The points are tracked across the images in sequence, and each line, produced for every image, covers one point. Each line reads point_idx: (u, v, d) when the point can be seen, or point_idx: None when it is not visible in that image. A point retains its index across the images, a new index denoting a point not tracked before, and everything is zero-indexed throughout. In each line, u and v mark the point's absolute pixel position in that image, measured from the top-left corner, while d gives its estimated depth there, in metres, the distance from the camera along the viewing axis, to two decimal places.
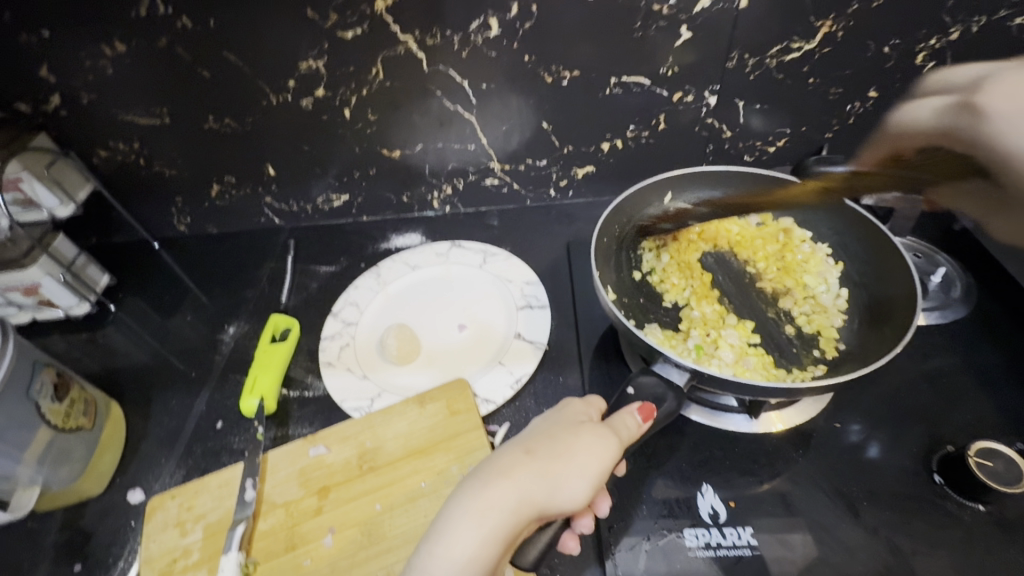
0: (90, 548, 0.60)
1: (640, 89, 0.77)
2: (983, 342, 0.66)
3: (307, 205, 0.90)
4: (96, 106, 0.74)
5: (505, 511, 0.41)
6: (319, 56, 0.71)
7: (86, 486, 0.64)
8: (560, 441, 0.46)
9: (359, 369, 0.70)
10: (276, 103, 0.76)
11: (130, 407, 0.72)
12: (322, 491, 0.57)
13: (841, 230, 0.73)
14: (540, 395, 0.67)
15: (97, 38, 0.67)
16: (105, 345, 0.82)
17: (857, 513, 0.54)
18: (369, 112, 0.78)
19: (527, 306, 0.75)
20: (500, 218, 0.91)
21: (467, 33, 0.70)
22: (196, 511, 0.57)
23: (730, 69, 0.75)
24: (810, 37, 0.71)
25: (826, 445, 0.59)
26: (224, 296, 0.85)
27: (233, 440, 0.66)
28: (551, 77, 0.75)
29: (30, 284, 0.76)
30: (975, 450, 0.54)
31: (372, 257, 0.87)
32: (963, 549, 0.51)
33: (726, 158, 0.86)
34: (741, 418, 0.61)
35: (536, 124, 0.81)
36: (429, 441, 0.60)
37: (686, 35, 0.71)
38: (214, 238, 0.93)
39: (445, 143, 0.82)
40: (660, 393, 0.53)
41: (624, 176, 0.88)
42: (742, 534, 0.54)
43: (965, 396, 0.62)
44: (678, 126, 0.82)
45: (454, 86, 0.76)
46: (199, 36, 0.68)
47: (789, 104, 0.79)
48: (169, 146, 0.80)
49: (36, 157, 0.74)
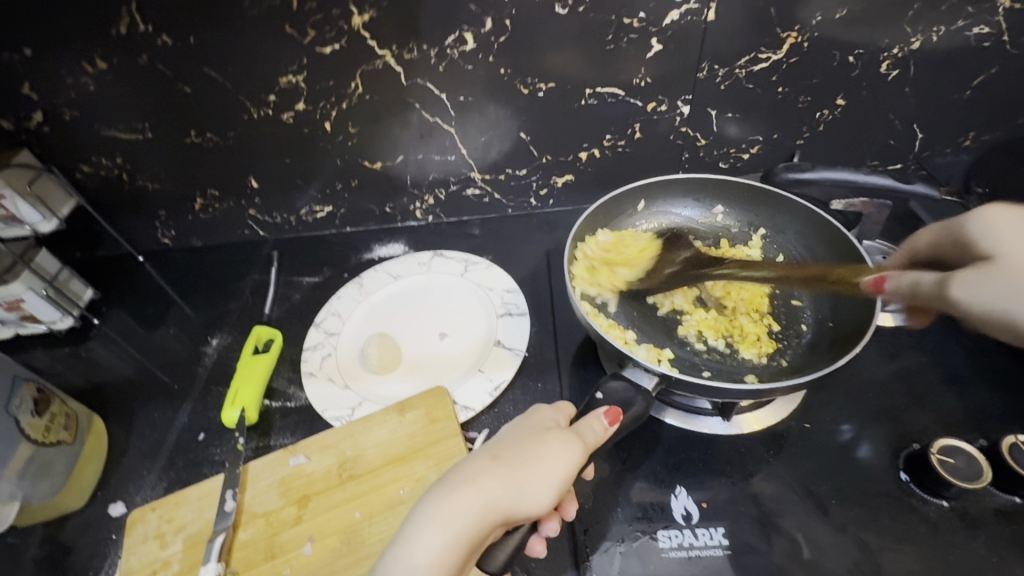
0: (71, 562, 0.60)
1: (615, 99, 0.79)
2: (949, 342, 0.68)
3: (291, 217, 0.90)
4: (78, 122, 0.75)
5: (470, 517, 0.42)
6: (298, 70, 0.73)
7: (68, 500, 0.64)
8: (527, 447, 0.47)
9: (340, 378, 0.71)
10: (256, 117, 0.77)
11: (112, 420, 0.73)
12: (301, 500, 0.58)
13: (808, 237, 0.74)
14: (519, 401, 0.68)
15: (78, 56, 0.68)
16: (88, 359, 0.82)
17: (826, 512, 0.55)
18: (349, 125, 0.79)
19: (506, 314, 0.76)
20: (481, 227, 0.93)
21: (443, 47, 0.72)
22: (176, 523, 0.58)
23: (701, 80, 0.77)
24: (776, 48, 0.73)
25: (798, 445, 0.61)
26: (208, 308, 0.86)
27: (215, 451, 0.67)
28: (528, 89, 0.77)
29: (12, 300, 0.75)
30: (937, 448, 0.56)
31: (356, 267, 0.88)
32: (929, 544, 0.53)
33: (701, 166, 0.88)
34: (716, 421, 0.63)
35: (514, 135, 0.82)
36: (408, 449, 0.60)
37: (657, 47, 0.73)
38: (199, 251, 0.94)
39: (425, 154, 0.84)
40: (629, 397, 0.54)
41: (602, 184, 0.90)
42: (715, 534, 0.55)
43: (932, 395, 0.63)
44: (653, 135, 0.83)
45: (432, 99, 0.77)
46: (179, 53, 0.70)
47: (760, 112, 0.81)
48: (151, 160, 0.80)
49: (18, 173, 0.74)
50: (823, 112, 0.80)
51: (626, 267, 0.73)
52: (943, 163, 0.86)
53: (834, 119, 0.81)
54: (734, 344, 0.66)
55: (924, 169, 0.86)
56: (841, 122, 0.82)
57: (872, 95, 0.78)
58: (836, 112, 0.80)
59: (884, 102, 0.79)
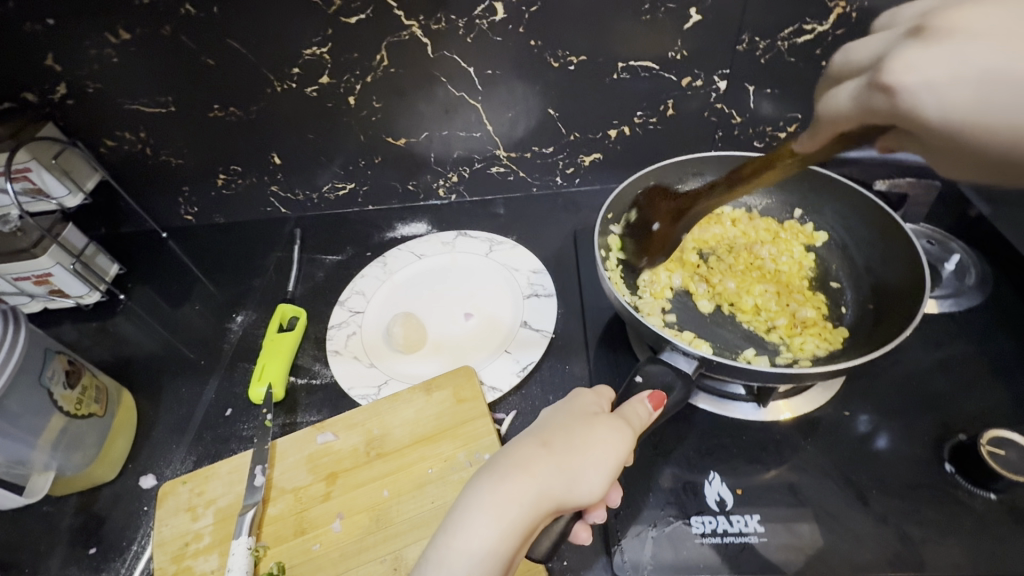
0: (104, 532, 0.61)
1: (648, 74, 0.76)
2: (997, 330, 0.65)
3: (313, 194, 0.89)
4: (101, 95, 0.74)
5: (524, 506, 0.41)
6: (323, 42, 0.71)
7: (100, 471, 0.65)
8: (577, 433, 0.46)
9: (366, 357, 0.70)
10: (280, 91, 0.76)
11: (140, 394, 0.73)
12: (330, 477, 0.58)
13: (847, 217, 0.71)
14: (546, 383, 0.67)
15: (101, 26, 0.67)
16: (116, 333, 0.83)
17: (866, 502, 0.54)
18: (373, 100, 0.77)
19: (533, 295, 0.75)
20: (506, 206, 0.91)
21: (472, 18, 0.69)
22: (206, 496, 0.58)
23: (741, 52, 0.73)
24: (822, 19, 0.69)
25: (836, 434, 0.59)
26: (232, 285, 0.86)
27: (242, 427, 0.67)
28: (558, 63, 0.74)
29: (41, 274, 0.76)
30: (987, 438, 0.54)
31: (378, 246, 0.87)
32: (974, 538, 0.51)
33: (735, 145, 0.85)
34: (748, 406, 0.61)
35: (542, 111, 0.80)
36: (437, 429, 0.60)
37: (695, 18, 0.70)
38: (221, 228, 0.93)
39: (450, 131, 0.82)
40: (669, 381, 0.53)
41: (631, 163, 0.87)
42: (750, 521, 0.53)
43: (979, 385, 0.61)
44: (686, 112, 0.80)
45: (459, 72, 0.75)
46: (202, 22, 0.68)
47: (800, 89, 0.77)
48: (174, 135, 0.80)
49: (43, 147, 0.73)
50: None
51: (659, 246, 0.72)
52: None
53: None
54: (770, 327, 0.64)
55: None
56: None
57: None
58: None
59: None
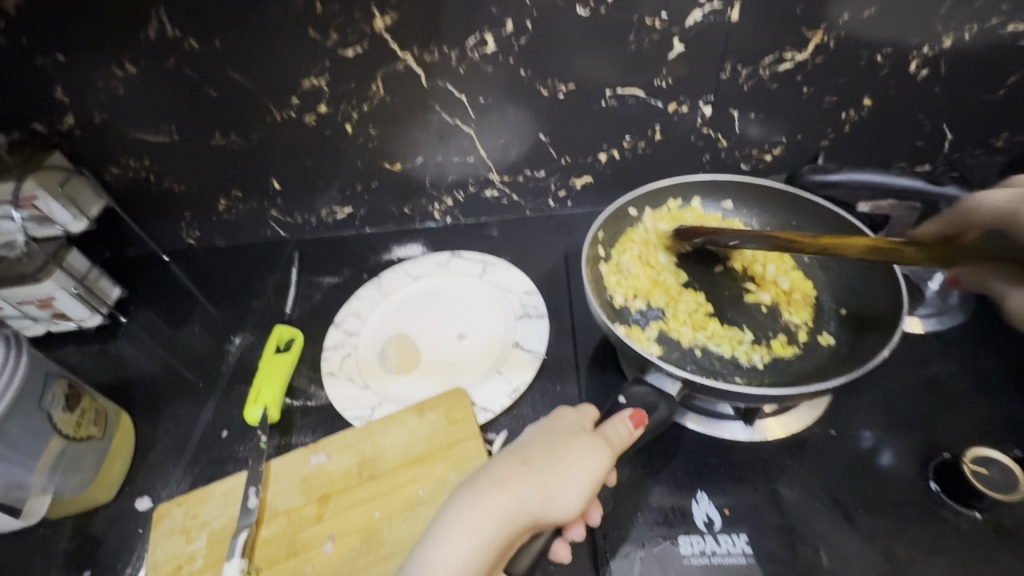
0: (100, 555, 0.62)
1: (635, 100, 0.78)
2: (981, 348, 0.66)
3: (312, 217, 0.92)
4: (108, 125, 0.77)
5: (502, 521, 0.42)
6: (321, 73, 0.74)
7: (96, 494, 0.66)
8: (557, 451, 0.47)
9: (360, 378, 0.72)
10: (279, 119, 0.78)
11: (139, 416, 0.74)
12: (321, 498, 0.58)
13: None
14: (538, 403, 0.68)
15: (108, 60, 0.70)
16: (116, 356, 0.84)
17: (853, 522, 0.54)
18: (370, 127, 0.80)
19: (525, 316, 0.76)
20: (500, 228, 0.93)
21: (464, 49, 0.72)
22: (201, 518, 0.59)
23: (724, 80, 0.76)
24: (802, 47, 0.72)
25: (823, 453, 0.59)
26: (231, 307, 0.87)
27: (238, 449, 0.68)
28: (548, 91, 0.77)
29: (44, 298, 0.78)
30: (970, 458, 0.55)
31: (375, 268, 0.89)
32: (960, 558, 0.51)
33: (723, 167, 0.87)
34: (737, 426, 0.62)
35: (534, 136, 0.82)
36: (427, 449, 0.61)
37: (679, 48, 0.73)
38: (222, 251, 0.95)
39: (445, 156, 0.84)
40: (652, 401, 0.54)
41: (622, 186, 0.89)
42: (737, 541, 0.54)
43: (963, 403, 0.62)
44: (674, 136, 0.83)
45: (452, 101, 0.78)
46: (206, 56, 0.71)
47: (784, 113, 0.79)
48: (177, 162, 0.82)
49: (49, 176, 0.76)
50: (849, 113, 0.79)
51: (631, 263, 0.73)
52: (974, 164, 0.84)
53: (861, 120, 0.80)
54: (744, 349, 0.65)
55: (955, 170, 0.84)
56: (868, 122, 0.80)
57: (900, 96, 0.77)
58: (862, 112, 0.79)
59: (913, 103, 0.77)
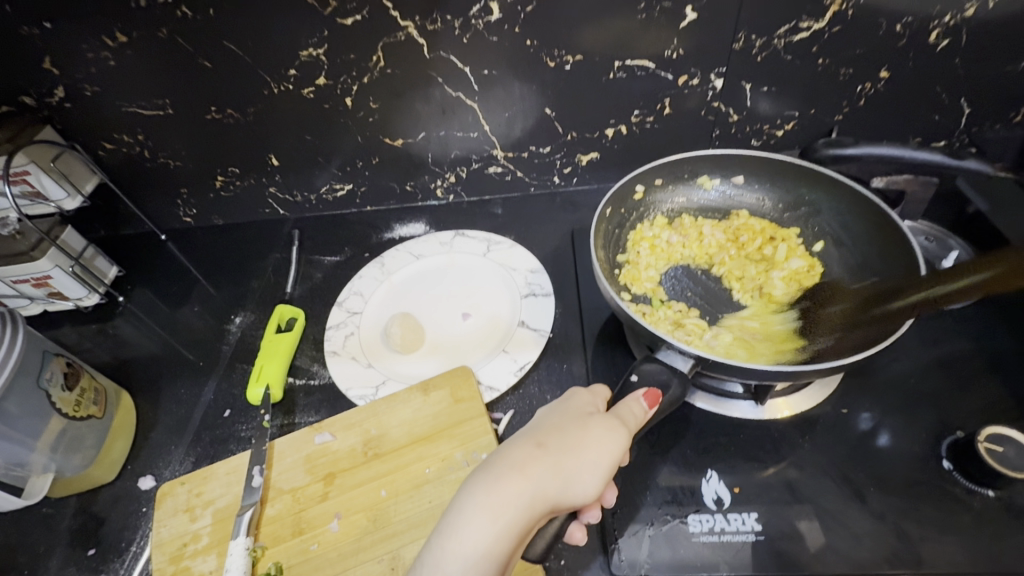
0: (103, 533, 0.62)
1: (645, 72, 0.76)
2: (995, 326, 0.65)
3: (311, 195, 0.90)
4: (100, 98, 0.74)
5: (520, 507, 0.41)
6: (319, 43, 0.71)
7: (98, 473, 0.65)
8: (572, 433, 0.46)
9: (364, 358, 0.71)
10: (277, 92, 0.76)
11: (139, 396, 0.73)
12: (328, 477, 0.58)
13: (844, 216, 0.71)
14: (544, 382, 0.67)
15: (98, 29, 0.67)
16: (115, 335, 0.83)
17: (864, 500, 0.54)
18: (370, 101, 0.77)
19: (530, 294, 0.75)
20: (504, 206, 0.91)
21: (468, 18, 0.69)
22: (205, 497, 0.58)
23: (737, 51, 0.73)
24: (818, 16, 0.69)
25: (833, 432, 0.59)
26: (231, 286, 0.86)
27: (241, 428, 0.67)
28: (554, 62, 0.74)
29: (41, 276, 0.76)
30: (985, 435, 0.53)
31: (377, 246, 0.87)
32: (972, 535, 0.51)
33: (732, 143, 0.85)
34: (747, 404, 0.61)
35: (539, 110, 0.80)
36: (433, 429, 0.60)
37: (691, 16, 0.70)
38: (220, 229, 0.93)
39: (447, 131, 0.82)
40: (665, 379, 0.53)
41: (629, 162, 0.87)
42: (747, 519, 0.53)
43: (976, 382, 0.61)
44: (684, 111, 0.80)
45: (455, 73, 0.75)
46: (199, 24, 0.68)
47: (798, 86, 0.77)
48: (172, 137, 0.80)
49: (41, 150, 0.73)
50: (865, 86, 0.76)
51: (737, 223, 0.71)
52: (991, 140, 0.81)
53: (876, 93, 0.77)
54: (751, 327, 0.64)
55: (969, 146, 0.82)
56: (884, 95, 0.77)
57: (918, 68, 0.74)
58: (878, 85, 0.76)
59: (931, 74, 0.75)
